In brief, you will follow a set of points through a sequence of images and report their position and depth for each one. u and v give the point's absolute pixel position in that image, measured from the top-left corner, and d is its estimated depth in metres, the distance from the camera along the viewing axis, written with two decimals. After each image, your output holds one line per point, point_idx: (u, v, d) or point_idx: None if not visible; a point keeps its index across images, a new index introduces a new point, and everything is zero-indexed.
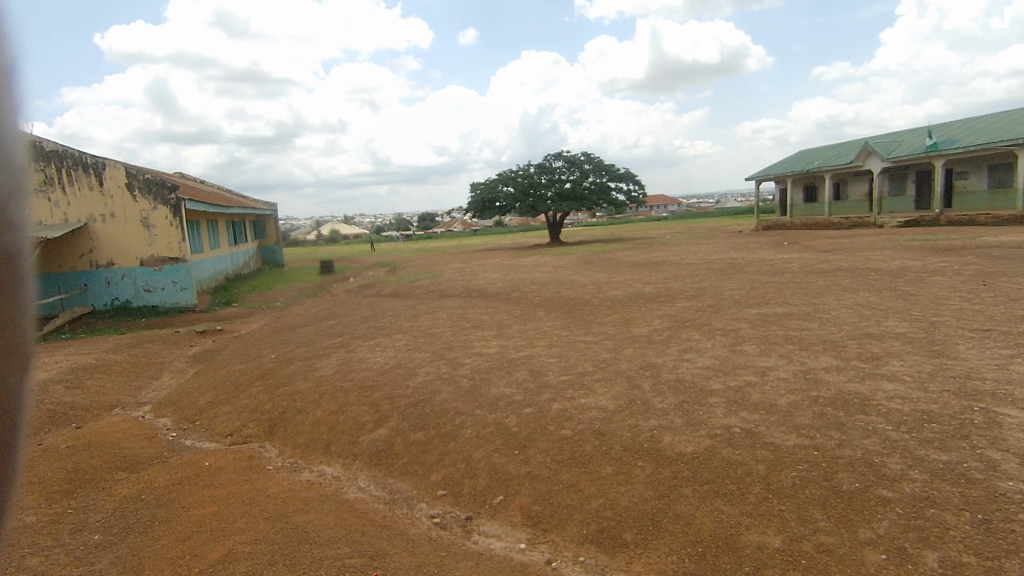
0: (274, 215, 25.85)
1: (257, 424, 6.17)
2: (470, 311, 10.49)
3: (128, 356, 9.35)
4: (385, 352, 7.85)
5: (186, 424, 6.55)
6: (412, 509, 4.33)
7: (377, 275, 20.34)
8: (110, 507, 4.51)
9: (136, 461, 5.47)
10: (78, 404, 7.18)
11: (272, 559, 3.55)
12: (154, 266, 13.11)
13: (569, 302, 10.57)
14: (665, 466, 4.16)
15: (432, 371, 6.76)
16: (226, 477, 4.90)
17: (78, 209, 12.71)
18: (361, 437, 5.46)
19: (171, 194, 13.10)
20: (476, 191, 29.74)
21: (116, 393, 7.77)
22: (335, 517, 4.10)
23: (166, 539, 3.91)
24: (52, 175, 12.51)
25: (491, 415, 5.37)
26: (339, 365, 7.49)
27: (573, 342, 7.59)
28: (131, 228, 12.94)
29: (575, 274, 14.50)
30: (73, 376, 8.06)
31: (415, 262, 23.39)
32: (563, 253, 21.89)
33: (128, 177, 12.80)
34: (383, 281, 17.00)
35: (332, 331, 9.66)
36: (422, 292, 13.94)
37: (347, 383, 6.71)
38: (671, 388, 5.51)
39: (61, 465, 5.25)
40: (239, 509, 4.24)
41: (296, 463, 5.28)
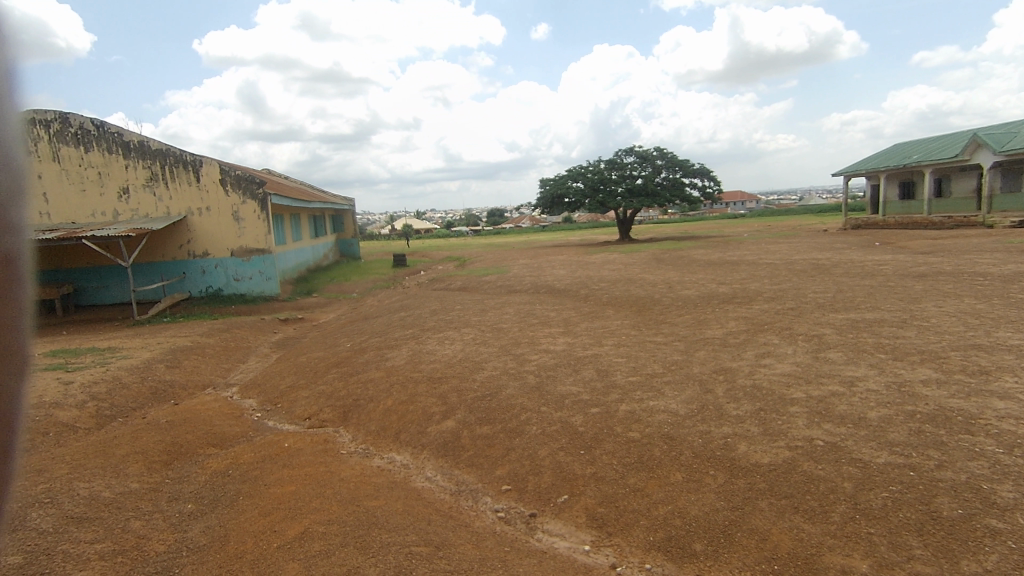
0: (351, 210, 27.06)
1: (332, 409, 6.49)
2: (537, 307, 10.49)
3: (219, 340, 10.07)
4: (453, 345, 8.00)
5: (269, 406, 7.00)
6: (478, 501, 4.40)
7: (448, 269, 20.85)
8: (201, 480, 4.89)
9: (224, 438, 5.89)
10: (176, 382, 7.84)
11: (344, 540, 3.70)
12: (243, 256, 14.04)
13: (638, 301, 10.35)
14: (740, 477, 3.99)
15: (500, 366, 6.83)
16: (303, 458, 5.18)
17: (178, 203, 13.77)
18: (429, 428, 5.61)
19: (259, 189, 13.96)
20: (545, 186, 29.65)
21: (209, 373, 8.41)
22: (403, 504, 4.23)
23: (250, 513, 4.19)
24: (156, 172, 13.63)
25: (558, 413, 5.35)
26: (409, 356, 7.70)
27: (643, 342, 7.42)
28: (224, 221, 13.90)
29: (645, 272, 14.16)
30: (172, 356, 8.78)
31: (485, 257, 23.67)
32: (633, 251, 21.47)
33: (222, 174, 13.74)
34: (452, 275, 17.34)
35: (404, 323, 9.97)
36: (490, 286, 14.06)
37: (417, 374, 6.91)
38: (747, 395, 5.27)
39: (160, 438, 5.73)
40: (315, 490, 4.46)
41: (368, 449, 5.50)
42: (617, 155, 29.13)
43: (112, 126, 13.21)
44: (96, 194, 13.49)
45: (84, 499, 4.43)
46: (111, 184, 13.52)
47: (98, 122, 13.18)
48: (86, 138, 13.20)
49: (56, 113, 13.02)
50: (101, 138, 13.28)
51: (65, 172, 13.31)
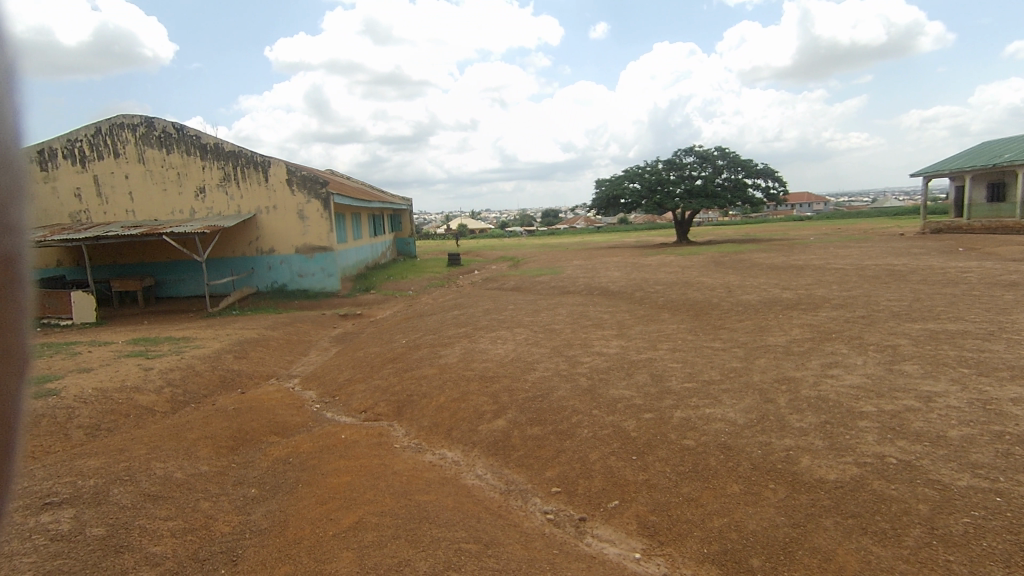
0: (408, 210, 27.69)
1: (387, 404, 6.66)
2: (590, 309, 10.39)
3: (283, 333, 10.54)
4: (505, 345, 8.04)
5: (327, 398, 7.27)
6: (527, 502, 4.40)
7: (501, 268, 20.99)
8: (264, 467, 5.13)
9: (286, 427, 6.16)
10: (243, 372, 8.26)
11: (396, 533, 3.79)
12: (307, 253, 14.63)
13: (695, 305, 10.07)
14: (802, 492, 3.80)
15: (551, 367, 6.81)
16: (358, 450, 5.34)
17: (248, 202, 14.48)
18: (481, 426, 5.67)
19: (322, 189, 14.48)
20: (601, 187, 29.30)
21: (273, 365, 8.82)
22: (453, 500, 4.29)
23: (308, 500, 4.36)
24: (229, 172, 14.39)
25: (610, 417, 5.27)
26: (462, 354, 7.80)
27: (699, 348, 7.21)
28: (290, 219, 14.53)
29: (703, 275, 13.78)
30: (240, 347, 9.26)
31: (539, 257, 23.64)
32: (691, 253, 20.92)
33: (288, 174, 14.34)
34: (506, 275, 17.43)
35: (457, 321, 10.11)
36: (543, 287, 14.06)
37: (470, 372, 7.00)
38: (811, 406, 5.02)
39: (228, 424, 6.06)
40: (369, 482, 4.59)
41: (421, 445, 5.61)
42: (676, 155, 28.45)
43: (191, 129, 14.10)
44: (175, 193, 14.43)
45: (159, 479, 4.73)
46: (188, 184, 14.41)
47: (179, 126, 14.11)
48: (167, 140, 14.16)
49: (142, 118, 14.04)
50: (180, 141, 14.20)
51: (149, 172, 14.31)
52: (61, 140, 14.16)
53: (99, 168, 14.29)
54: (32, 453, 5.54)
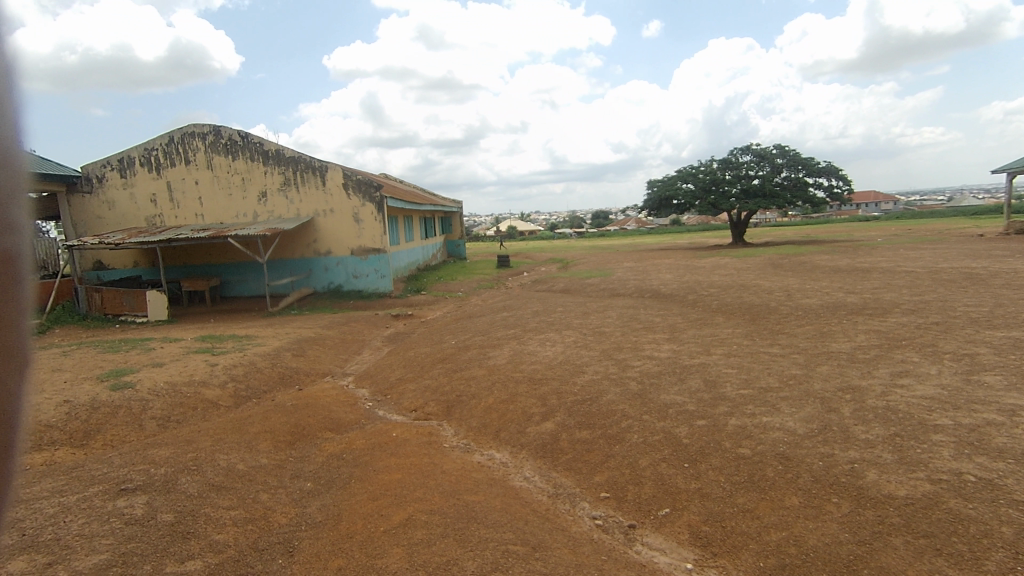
0: (459, 213, 28.07)
1: (437, 403, 6.77)
2: (641, 312, 10.21)
3: (338, 333, 10.88)
4: (554, 347, 8.01)
5: (380, 396, 7.45)
6: (575, 506, 4.36)
7: (551, 270, 20.92)
8: (319, 461, 5.31)
9: (340, 423, 6.35)
10: (301, 369, 8.58)
11: (444, 531, 3.84)
12: (361, 255, 15.05)
13: (752, 308, 9.72)
14: (869, 508, 3.60)
15: (601, 370, 6.72)
16: (409, 448, 5.45)
17: (307, 205, 15.04)
18: (529, 428, 5.67)
19: (376, 192, 14.84)
20: (653, 188, 28.80)
21: (329, 363, 9.13)
22: (501, 501, 4.30)
23: (360, 496, 4.48)
24: (289, 177, 14.99)
25: (661, 423, 5.16)
26: (510, 356, 7.82)
27: (756, 353, 6.95)
28: (345, 222, 14.99)
29: (761, 278, 13.28)
30: (298, 345, 9.62)
31: (589, 259, 23.44)
32: (748, 255, 20.22)
33: (344, 178, 14.79)
34: (556, 277, 17.36)
35: (506, 323, 10.15)
36: (593, 290, 13.92)
37: (518, 374, 7.00)
38: (879, 417, 4.74)
39: (286, 420, 6.30)
40: (418, 480, 4.68)
41: (470, 445, 5.66)
42: (732, 154, 27.59)
43: (254, 136, 14.79)
44: (239, 197, 15.16)
45: (223, 470, 4.98)
46: (251, 188, 15.11)
47: (244, 133, 14.83)
48: (233, 147, 14.90)
49: (211, 127, 14.86)
50: (245, 148, 14.91)
51: (217, 178, 15.11)
52: (139, 149, 15.16)
53: (172, 174, 15.20)
54: (111, 441, 5.95)
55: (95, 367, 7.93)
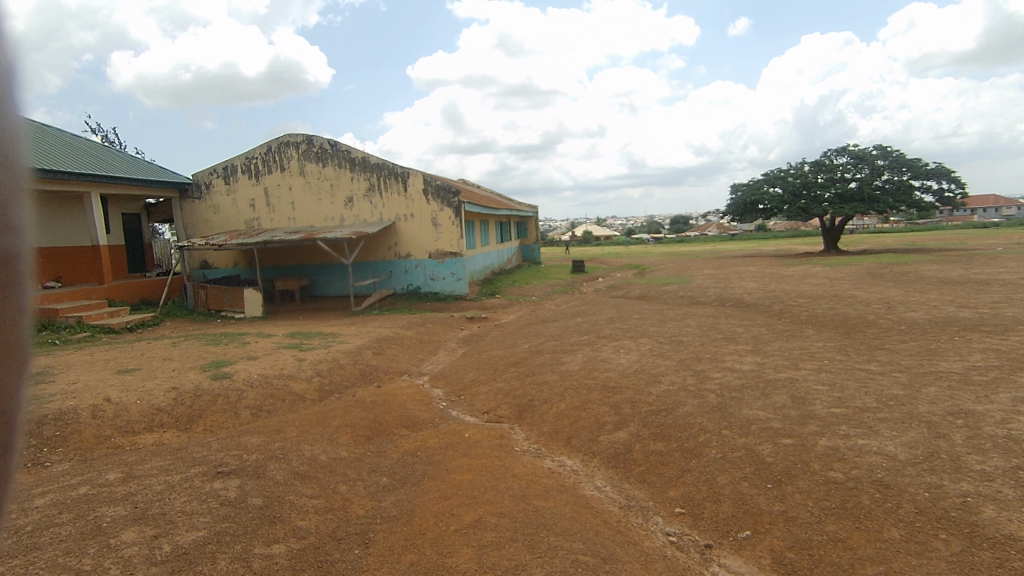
0: (534, 217, 28.21)
1: (509, 407, 6.81)
2: (722, 322, 9.76)
3: (416, 333, 11.23)
4: (629, 355, 7.84)
5: (454, 396, 7.61)
6: (648, 520, 4.23)
7: (626, 276, 20.53)
8: (395, 457, 5.49)
9: (416, 421, 6.55)
10: (380, 367, 8.94)
11: (514, 536, 3.84)
12: (439, 258, 15.48)
13: (847, 321, 9.02)
14: (985, 548, 3.23)
15: (678, 381, 6.49)
16: (480, 449, 5.51)
17: (389, 210, 15.67)
18: (601, 436, 5.58)
19: (454, 198, 15.20)
20: (737, 192, 27.59)
21: (406, 362, 9.45)
22: (571, 510, 4.26)
23: (433, 493, 4.59)
24: (373, 183, 15.68)
25: (742, 439, 4.90)
26: (583, 363, 7.72)
27: (851, 370, 6.46)
28: (424, 226, 15.48)
29: (857, 288, 12.34)
30: (378, 344, 10.03)
31: (666, 265, 22.78)
32: (842, 263, 18.90)
33: (424, 184, 15.28)
34: (631, 283, 17.02)
35: (580, 328, 10.06)
36: (671, 297, 13.52)
37: (591, 381, 6.91)
38: (999, 448, 4.25)
39: (366, 415, 6.57)
40: (489, 482, 4.72)
41: (541, 450, 5.66)
42: (825, 155, 25.86)
43: (343, 145, 15.62)
44: (328, 202, 16.04)
45: (307, 460, 5.26)
46: (339, 194, 15.95)
47: (333, 142, 15.71)
48: (324, 155, 15.81)
49: (304, 136, 15.85)
50: (334, 156, 15.78)
51: (308, 184, 16.08)
52: (241, 158, 16.43)
53: (269, 181, 16.34)
54: (210, 427, 6.46)
55: (199, 357, 8.66)
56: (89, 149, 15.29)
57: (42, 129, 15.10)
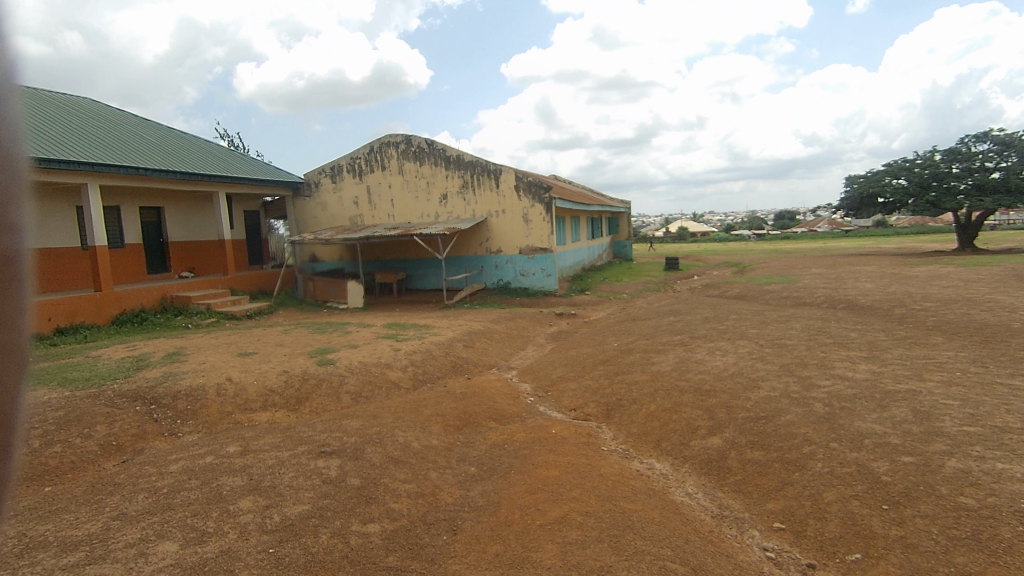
0: (627, 213, 27.64)
1: (597, 405, 6.74)
2: (832, 325, 9.03)
3: (506, 327, 11.41)
4: (726, 357, 7.46)
5: (542, 392, 7.65)
6: (744, 533, 4.01)
7: (725, 275, 19.58)
8: (484, 448, 5.63)
9: (504, 414, 6.66)
10: (471, 360, 9.18)
11: (600, 536, 3.80)
12: (529, 254, 15.60)
13: (985, 329, 8.01)
14: None
15: (780, 387, 6.08)
16: (567, 446, 5.50)
17: (482, 206, 16.01)
18: (694, 441, 5.37)
19: (546, 194, 15.22)
20: (853, 184, 25.34)
21: (496, 356, 9.63)
22: (660, 514, 4.14)
23: (519, 487, 4.65)
24: (467, 180, 16.09)
25: (854, 453, 4.51)
26: (676, 364, 7.45)
27: (988, 384, 5.72)
28: (516, 223, 15.66)
29: (999, 292, 10.92)
30: (470, 337, 10.30)
31: (769, 263, 21.47)
32: (980, 264, 16.81)
33: (516, 180, 15.45)
34: (730, 282, 16.19)
35: (673, 328, 9.72)
36: (774, 297, 12.72)
37: (684, 383, 6.65)
38: None
39: (457, 406, 6.78)
40: (576, 479, 4.69)
41: (629, 451, 5.55)
42: (962, 142, 23.04)
43: (439, 144, 16.17)
44: (424, 199, 16.68)
45: (401, 445, 5.52)
46: (435, 191, 16.53)
47: (430, 141, 16.32)
48: (421, 154, 16.46)
49: (403, 136, 16.58)
50: (431, 154, 16.37)
51: (406, 182, 16.82)
52: (346, 158, 17.48)
53: (371, 180, 17.27)
54: (316, 409, 6.96)
55: (308, 344, 9.35)
56: (219, 153, 17.01)
57: (180, 136, 17.00)
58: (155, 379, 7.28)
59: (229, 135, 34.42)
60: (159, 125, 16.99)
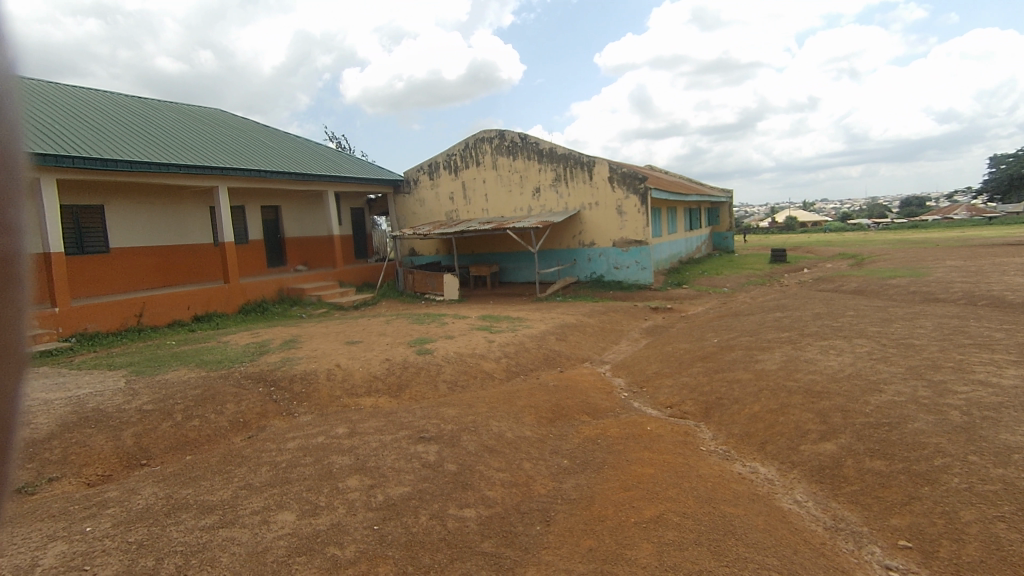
0: (728, 202, 26.24)
1: (695, 403, 6.50)
2: (971, 324, 8.03)
3: (599, 321, 11.28)
4: (841, 357, 6.89)
5: (636, 387, 7.49)
6: (862, 549, 3.69)
7: (840, 267, 18.03)
8: (576, 442, 5.61)
9: (596, 409, 6.60)
10: (564, 353, 9.17)
11: (698, 538, 3.66)
12: (623, 247, 15.29)
13: None
14: None
15: (906, 392, 5.51)
16: (663, 444, 5.34)
17: (574, 199, 15.89)
18: (803, 445, 5.01)
19: (641, 184, 14.81)
20: (1001, 165, 22.26)
21: (589, 349, 9.57)
22: (765, 521, 3.91)
23: (614, 482, 4.58)
24: (560, 173, 16.02)
25: (999, 469, 3.98)
26: (783, 362, 6.98)
27: None
28: (609, 215, 15.39)
29: None
30: (562, 330, 10.28)
31: (894, 255, 19.46)
32: None
33: (610, 172, 15.17)
34: (846, 275, 14.89)
35: (780, 324, 9.12)
36: (899, 292, 11.54)
37: (793, 383, 6.21)
38: None
39: (550, 398, 6.81)
40: (672, 479, 4.55)
41: (730, 452, 5.31)
42: None
43: (532, 137, 16.24)
44: (517, 193, 16.84)
45: (495, 435, 5.64)
46: (528, 185, 16.63)
47: (523, 135, 16.43)
48: (514, 148, 16.63)
49: (497, 131, 16.84)
50: (524, 148, 16.49)
51: (500, 177, 17.07)
52: (443, 155, 18.07)
53: (466, 175, 17.73)
54: (415, 396, 7.30)
55: (408, 334, 9.81)
56: (329, 155, 18.22)
57: (294, 139, 18.36)
58: (274, 363, 7.99)
59: (336, 137, 36.54)
60: (276, 131, 18.46)
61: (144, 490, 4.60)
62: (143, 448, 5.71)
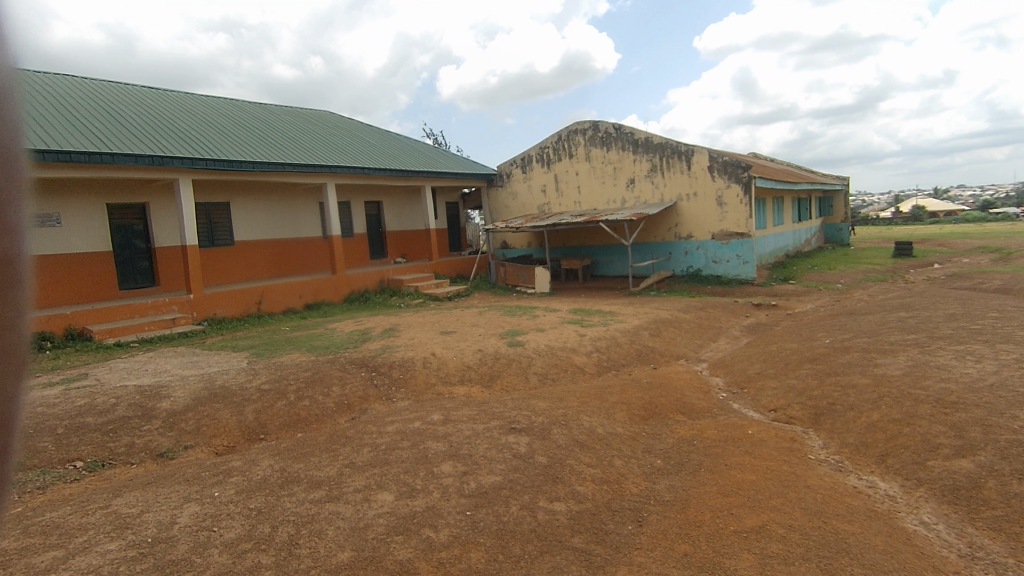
0: (843, 191, 24.14)
1: (803, 408, 6.05)
2: None
3: (696, 317, 10.83)
4: (980, 364, 6.12)
5: (736, 388, 7.12)
6: None
7: (979, 263, 15.99)
8: (671, 442, 5.43)
9: (693, 409, 6.35)
10: (658, 349, 8.91)
11: (806, 554, 3.42)
12: (723, 240, 14.56)
13: None
14: None
15: None
16: (766, 450, 5.02)
17: (671, 190, 15.34)
18: (932, 461, 4.51)
19: (744, 173, 13.99)
20: None
21: (684, 346, 9.23)
22: (886, 542, 3.57)
23: (712, 487, 4.38)
24: (656, 163, 15.52)
25: None
26: (908, 367, 6.31)
27: None
28: (708, 206, 14.71)
29: None
30: (656, 325, 9.99)
31: None
32: None
33: (710, 161, 14.47)
34: (987, 272, 13.19)
35: (904, 325, 8.27)
36: None
37: (920, 391, 5.60)
38: None
39: (643, 395, 6.64)
40: (777, 488, 4.28)
41: (843, 464, 4.90)
42: None
43: (627, 127, 15.86)
44: (611, 185, 16.54)
45: (587, 430, 5.59)
46: (622, 176, 16.27)
47: (618, 126, 16.08)
48: (608, 139, 16.33)
49: (591, 123, 16.63)
50: (618, 139, 16.15)
51: (593, 168, 16.85)
52: (536, 148, 18.13)
53: (559, 168, 17.68)
54: (506, 387, 7.43)
55: (500, 326, 9.99)
56: (426, 151, 18.91)
57: (395, 138, 19.23)
58: (376, 350, 8.46)
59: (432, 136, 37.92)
60: (378, 130, 19.43)
61: (262, 462, 5.04)
62: (262, 424, 6.27)
